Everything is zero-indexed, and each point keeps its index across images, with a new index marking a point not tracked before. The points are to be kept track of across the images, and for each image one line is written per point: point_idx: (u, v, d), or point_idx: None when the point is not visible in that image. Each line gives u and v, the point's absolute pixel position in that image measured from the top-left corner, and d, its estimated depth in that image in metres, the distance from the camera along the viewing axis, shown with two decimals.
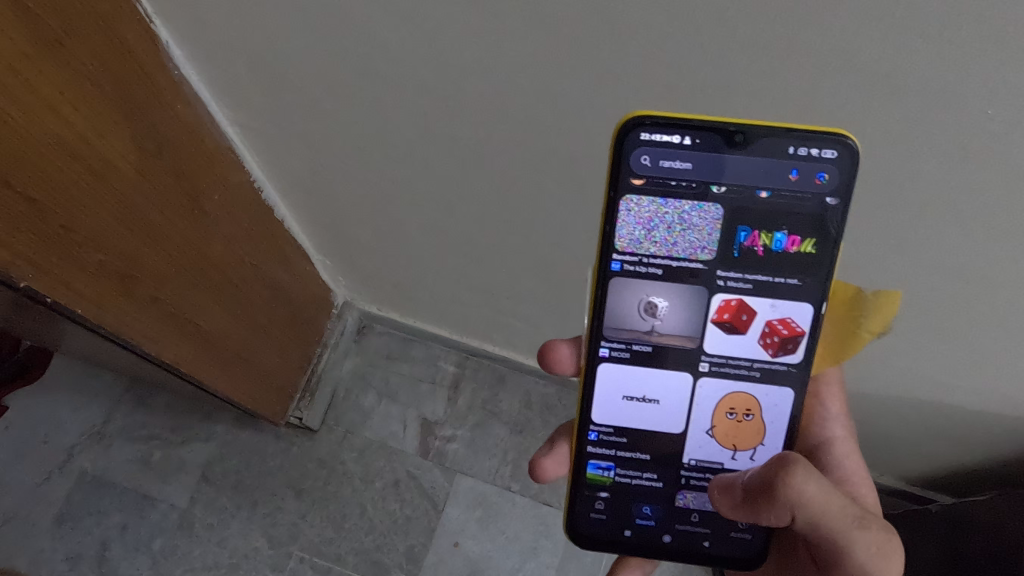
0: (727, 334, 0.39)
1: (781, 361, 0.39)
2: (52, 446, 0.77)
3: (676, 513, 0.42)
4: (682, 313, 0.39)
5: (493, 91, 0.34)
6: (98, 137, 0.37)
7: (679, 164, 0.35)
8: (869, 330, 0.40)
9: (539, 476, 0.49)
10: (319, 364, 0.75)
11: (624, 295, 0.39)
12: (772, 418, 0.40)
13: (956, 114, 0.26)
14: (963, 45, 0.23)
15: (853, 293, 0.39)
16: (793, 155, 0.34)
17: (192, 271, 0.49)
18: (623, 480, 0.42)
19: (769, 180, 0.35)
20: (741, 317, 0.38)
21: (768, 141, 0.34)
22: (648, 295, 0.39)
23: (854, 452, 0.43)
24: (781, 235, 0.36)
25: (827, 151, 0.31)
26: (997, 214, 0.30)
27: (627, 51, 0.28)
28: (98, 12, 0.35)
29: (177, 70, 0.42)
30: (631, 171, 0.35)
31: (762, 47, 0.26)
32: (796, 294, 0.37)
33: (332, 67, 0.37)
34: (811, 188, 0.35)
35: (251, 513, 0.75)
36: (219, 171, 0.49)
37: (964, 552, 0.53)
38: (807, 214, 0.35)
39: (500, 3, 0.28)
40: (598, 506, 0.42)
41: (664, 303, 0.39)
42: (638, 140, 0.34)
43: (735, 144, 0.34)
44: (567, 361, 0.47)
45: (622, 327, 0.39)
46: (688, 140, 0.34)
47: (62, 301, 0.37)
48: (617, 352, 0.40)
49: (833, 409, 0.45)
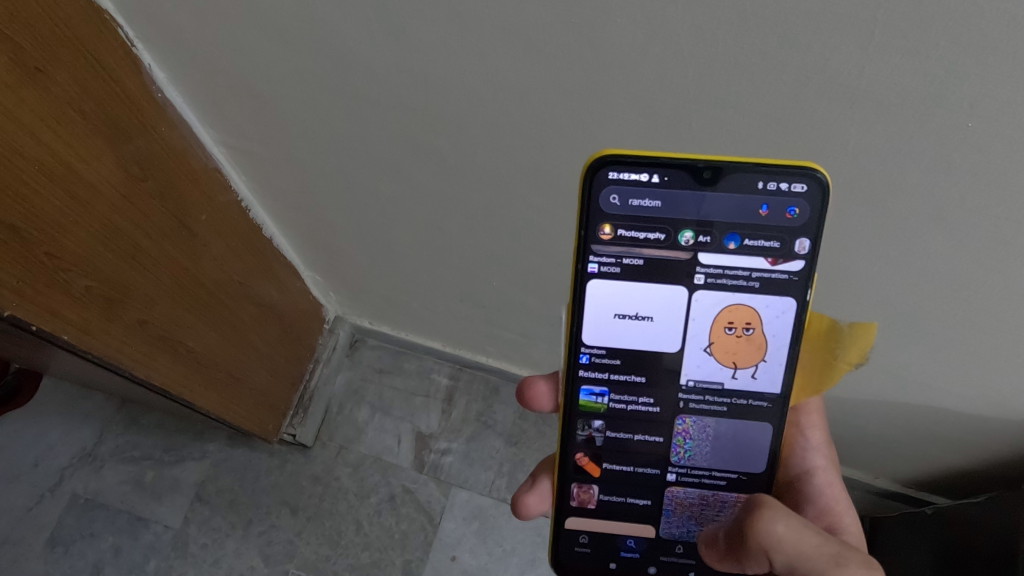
0: (724, 243, 0.36)
1: (781, 269, 0.35)
2: (44, 469, 0.76)
3: (662, 545, 0.41)
4: (675, 221, 0.35)
5: (491, 113, 0.34)
6: (81, 162, 0.37)
7: (648, 203, 0.35)
8: (847, 360, 0.39)
9: (522, 513, 0.47)
10: (311, 381, 0.75)
11: (612, 207, 0.35)
12: (774, 331, 0.36)
13: (944, 136, 0.26)
14: (953, 74, 0.24)
15: (827, 324, 0.39)
16: (761, 190, 0.34)
17: (182, 293, 0.49)
18: (606, 513, 0.41)
19: (740, 216, 0.35)
20: (738, 227, 0.35)
21: (735, 177, 0.34)
22: (636, 202, 0.35)
23: (836, 480, 0.43)
24: (765, 206, 0.34)
25: (796, 185, 0.32)
26: (988, 233, 0.30)
27: (624, 75, 0.29)
28: (78, 38, 0.35)
29: (162, 93, 0.42)
30: (599, 211, 0.35)
31: (757, 76, 0.26)
32: (781, 288, 0.36)
33: (328, 90, 0.37)
34: (780, 221, 0.34)
35: (246, 531, 0.74)
36: (209, 192, 0.49)
37: (968, 555, 0.55)
38: (781, 249, 0.35)
39: (499, 28, 0.29)
40: (581, 540, 0.41)
41: (655, 206, 0.35)
42: (606, 180, 0.34)
43: (703, 182, 0.34)
44: (544, 397, 0.47)
45: (610, 239, 0.36)
46: (656, 178, 0.34)
47: (48, 328, 0.37)
48: (607, 268, 0.37)
49: (813, 438, 0.44)
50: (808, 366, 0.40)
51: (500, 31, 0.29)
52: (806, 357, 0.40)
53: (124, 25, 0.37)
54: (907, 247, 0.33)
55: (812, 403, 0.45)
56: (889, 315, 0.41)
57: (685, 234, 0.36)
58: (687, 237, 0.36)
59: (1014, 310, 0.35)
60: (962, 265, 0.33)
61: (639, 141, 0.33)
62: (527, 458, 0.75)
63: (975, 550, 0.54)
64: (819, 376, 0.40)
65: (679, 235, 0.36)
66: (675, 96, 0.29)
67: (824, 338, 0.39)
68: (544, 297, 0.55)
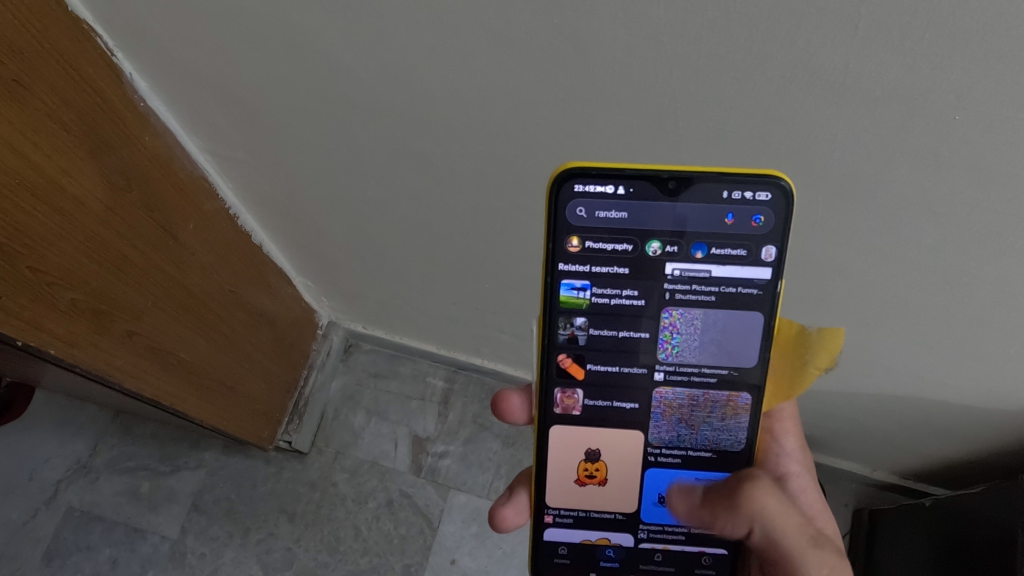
0: (691, 250, 0.36)
1: (750, 277, 0.35)
2: (39, 482, 0.76)
3: (642, 553, 0.41)
4: (641, 230, 0.35)
5: (476, 115, 0.34)
6: (64, 175, 0.36)
7: (615, 214, 0.35)
8: (816, 365, 0.38)
9: (500, 527, 0.47)
10: (306, 387, 0.75)
11: (578, 221, 0.35)
12: (746, 329, 0.36)
13: (933, 128, 0.26)
14: (941, 67, 0.23)
15: (796, 330, 0.38)
16: (726, 199, 0.34)
17: (172, 304, 0.48)
18: (584, 523, 0.41)
19: (705, 227, 0.35)
20: (704, 233, 0.35)
21: (700, 187, 0.34)
22: (601, 214, 0.35)
23: (811, 485, 0.43)
24: (729, 216, 0.35)
25: (760, 194, 0.33)
26: (981, 224, 0.30)
27: (609, 75, 0.29)
28: (56, 49, 0.34)
29: (144, 102, 0.42)
30: (567, 224, 0.35)
31: (743, 73, 0.26)
32: (749, 293, 0.36)
33: (310, 95, 0.36)
34: (745, 230, 0.35)
35: (244, 540, 0.74)
36: (196, 201, 0.48)
37: (969, 546, 0.55)
38: (747, 257, 0.35)
39: (481, 30, 0.28)
40: (560, 551, 0.41)
41: (622, 216, 0.35)
42: (572, 193, 0.35)
43: (669, 192, 0.34)
44: (519, 409, 0.47)
45: (578, 248, 0.36)
46: (621, 190, 0.35)
47: (34, 343, 0.37)
48: (574, 279, 0.37)
49: (788, 444, 0.43)
50: (779, 372, 0.39)
51: (481, 33, 0.29)
52: (776, 363, 0.39)
53: (103, 35, 0.37)
54: (899, 240, 0.33)
55: (786, 409, 0.44)
56: (883, 309, 0.40)
57: (652, 244, 0.36)
58: (655, 248, 0.36)
59: (1008, 301, 0.35)
60: (955, 257, 0.33)
61: (626, 140, 0.32)
62: (525, 459, 0.75)
63: (973, 539, 0.54)
64: (790, 379, 0.39)
65: (646, 246, 0.36)
66: (661, 95, 0.29)
67: (794, 344, 0.39)
68: (537, 298, 0.55)
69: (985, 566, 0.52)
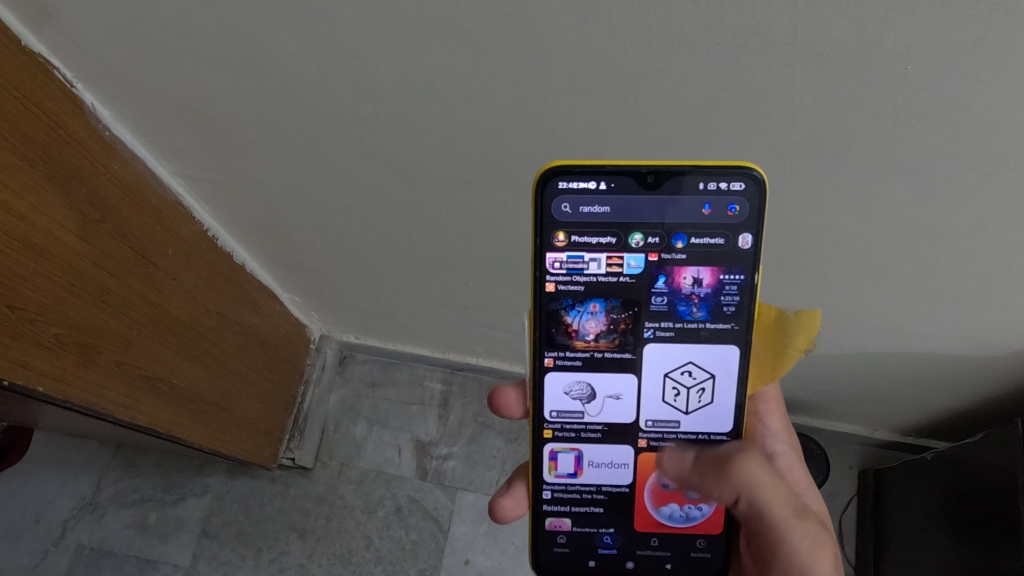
0: (671, 232, 0.37)
1: (728, 252, 0.36)
2: (47, 522, 0.76)
3: (654, 291, 0.38)
4: (623, 223, 0.37)
5: (436, 115, 0.34)
6: (33, 211, 0.36)
7: (598, 209, 0.37)
8: (796, 347, 0.39)
9: (500, 518, 0.47)
10: (304, 402, 0.75)
11: (564, 212, 0.37)
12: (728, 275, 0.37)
13: (883, 77, 0.26)
14: (887, 19, 0.24)
15: (775, 315, 0.39)
16: (703, 190, 0.35)
17: (158, 331, 0.48)
18: (591, 266, 0.38)
19: (683, 217, 0.36)
20: (684, 222, 0.36)
21: (678, 179, 0.35)
22: (586, 207, 0.37)
23: (797, 467, 0.43)
24: (706, 205, 0.36)
25: (734, 184, 0.34)
26: (950, 171, 0.30)
27: (560, 60, 0.29)
28: (13, 84, 0.34)
29: (108, 130, 0.41)
30: (553, 220, 0.37)
31: (695, 44, 0.26)
32: (731, 275, 0.37)
33: (272, 109, 0.36)
34: (721, 220, 0.36)
35: (256, 561, 0.73)
36: (170, 226, 0.48)
37: (972, 493, 0.55)
38: (725, 246, 0.36)
39: (430, 27, 0.28)
40: (566, 330, 0.39)
41: (603, 209, 0.37)
42: (556, 189, 0.36)
43: (649, 186, 0.36)
44: (514, 403, 0.47)
45: (565, 241, 0.37)
46: (603, 185, 0.36)
47: (21, 381, 0.37)
48: (570, 263, 0.38)
49: (773, 425, 0.44)
50: (761, 357, 0.40)
51: (434, 30, 0.29)
52: (757, 349, 0.40)
53: (60, 66, 0.37)
54: (869, 196, 0.33)
55: (770, 392, 0.45)
56: (865, 268, 0.41)
57: (634, 236, 0.37)
58: (637, 239, 0.37)
59: (984, 246, 0.35)
60: (930, 206, 0.33)
61: (591, 125, 0.32)
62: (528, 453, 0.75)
63: (975, 487, 0.55)
64: (773, 364, 0.40)
65: (629, 238, 0.37)
66: (617, 75, 0.29)
67: (773, 328, 0.39)
68: (523, 292, 0.55)
69: (991, 512, 0.53)
